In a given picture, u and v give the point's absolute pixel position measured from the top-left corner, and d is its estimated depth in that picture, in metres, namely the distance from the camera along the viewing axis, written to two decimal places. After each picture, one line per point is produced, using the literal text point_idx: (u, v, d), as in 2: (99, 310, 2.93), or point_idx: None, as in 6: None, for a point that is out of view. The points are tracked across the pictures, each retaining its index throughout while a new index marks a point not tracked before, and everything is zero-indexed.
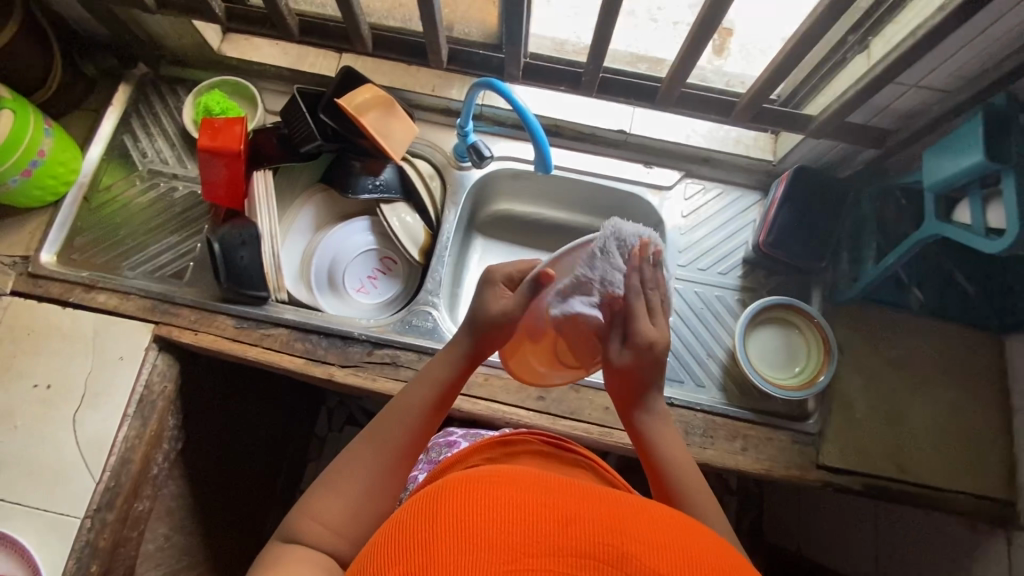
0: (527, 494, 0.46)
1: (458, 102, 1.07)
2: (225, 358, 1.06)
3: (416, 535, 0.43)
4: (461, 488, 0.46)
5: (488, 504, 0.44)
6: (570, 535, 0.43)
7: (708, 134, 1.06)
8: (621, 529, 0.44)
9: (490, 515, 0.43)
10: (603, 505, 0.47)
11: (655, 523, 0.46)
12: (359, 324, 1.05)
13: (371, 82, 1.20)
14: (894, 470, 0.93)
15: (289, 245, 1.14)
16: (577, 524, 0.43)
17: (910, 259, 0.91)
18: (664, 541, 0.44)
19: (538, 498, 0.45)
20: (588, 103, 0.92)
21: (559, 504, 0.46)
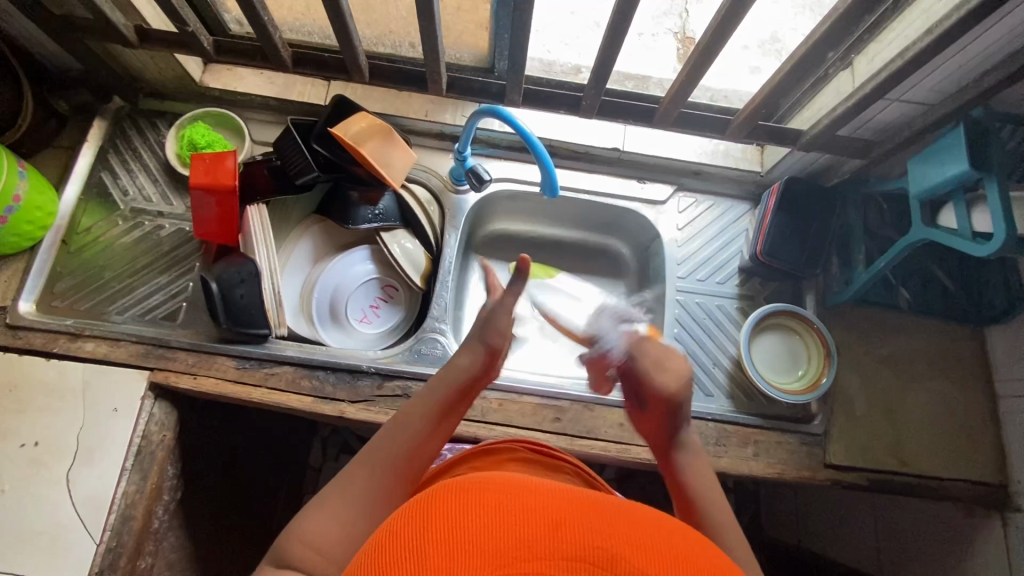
0: (510, 495, 0.42)
1: (332, 111, 0.95)
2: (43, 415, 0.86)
3: (412, 537, 0.39)
4: (454, 498, 0.42)
5: (480, 510, 0.40)
6: (564, 538, 0.38)
7: (579, 134, 1.07)
8: (626, 534, 0.40)
9: (461, 515, 0.40)
10: (601, 509, 0.43)
11: (612, 504, 0.44)
12: (250, 366, 0.91)
13: (220, 92, 1.04)
14: (842, 443, 0.95)
15: (147, 282, 0.97)
16: (528, 510, 0.40)
17: (789, 239, 0.99)
18: (645, 524, 0.43)
19: (486, 496, 0.42)
20: (492, 109, 0.85)
21: (561, 499, 0.43)
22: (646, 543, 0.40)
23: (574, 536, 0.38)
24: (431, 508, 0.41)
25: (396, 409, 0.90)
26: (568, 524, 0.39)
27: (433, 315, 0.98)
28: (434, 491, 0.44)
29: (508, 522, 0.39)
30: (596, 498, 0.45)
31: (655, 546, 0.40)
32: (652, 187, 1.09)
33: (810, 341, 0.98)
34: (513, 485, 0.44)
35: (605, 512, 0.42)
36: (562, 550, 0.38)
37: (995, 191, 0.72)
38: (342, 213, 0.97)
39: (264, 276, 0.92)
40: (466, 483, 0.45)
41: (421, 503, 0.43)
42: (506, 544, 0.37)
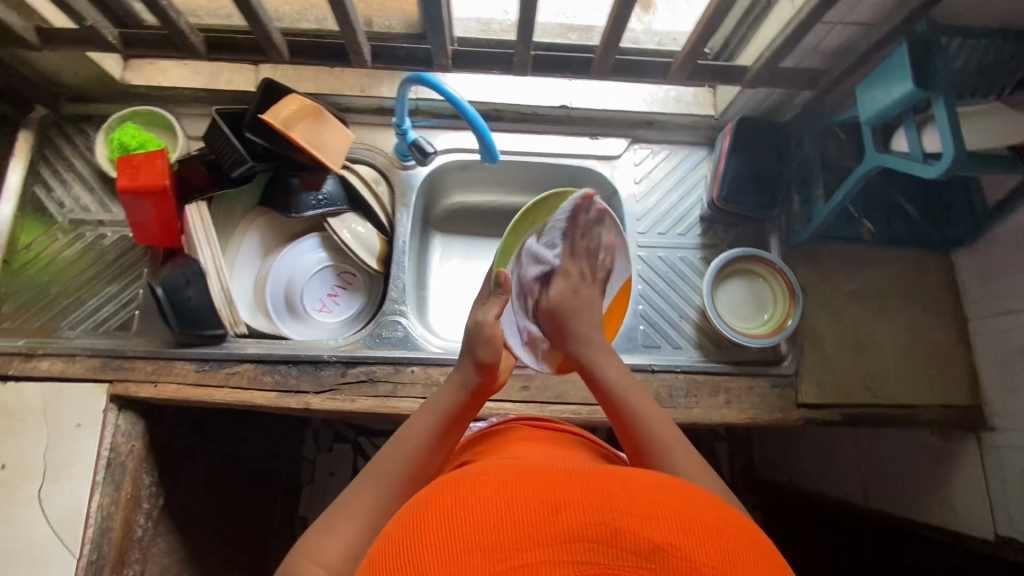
0: (505, 486, 0.42)
1: (259, 96, 0.91)
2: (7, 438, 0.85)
3: (413, 544, 0.39)
4: (449, 499, 0.42)
5: (477, 506, 0.40)
6: (563, 521, 0.39)
7: (525, 94, 1.03)
8: (623, 503, 0.41)
9: (459, 514, 0.40)
10: (596, 481, 0.43)
11: (607, 474, 0.45)
12: (210, 367, 0.90)
13: (145, 88, 0.99)
14: (813, 382, 0.95)
15: (95, 294, 0.95)
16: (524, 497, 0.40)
17: (747, 182, 0.96)
18: (640, 486, 0.43)
19: (482, 490, 0.42)
20: (417, 78, 0.81)
21: (557, 478, 0.43)
22: (647, 508, 0.40)
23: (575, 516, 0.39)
24: (427, 512, 0.41)
25: (361, 395, 0.89)
26: (566, 505, 0.40)
27: (391, 297, 0.96)
28: (430, 493, 0.44)
29: (507, 513, 0.39)
30: (586, 470, 0.45)
31: (654, 510, 0.40)
32: (606, 142, 1.05)
33: (775, 283, 0.96)
34: (509, 473, 0.44)
35: (601, 484, 0.42)
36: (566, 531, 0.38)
37: (942, 109, 0.69)
38: (283, 202, 0.94)
39: (211, 276, 0.89)
40: (459, 481, 0.44)
41: (417, 509, 0.42)
42: (509, 536, 0.38)
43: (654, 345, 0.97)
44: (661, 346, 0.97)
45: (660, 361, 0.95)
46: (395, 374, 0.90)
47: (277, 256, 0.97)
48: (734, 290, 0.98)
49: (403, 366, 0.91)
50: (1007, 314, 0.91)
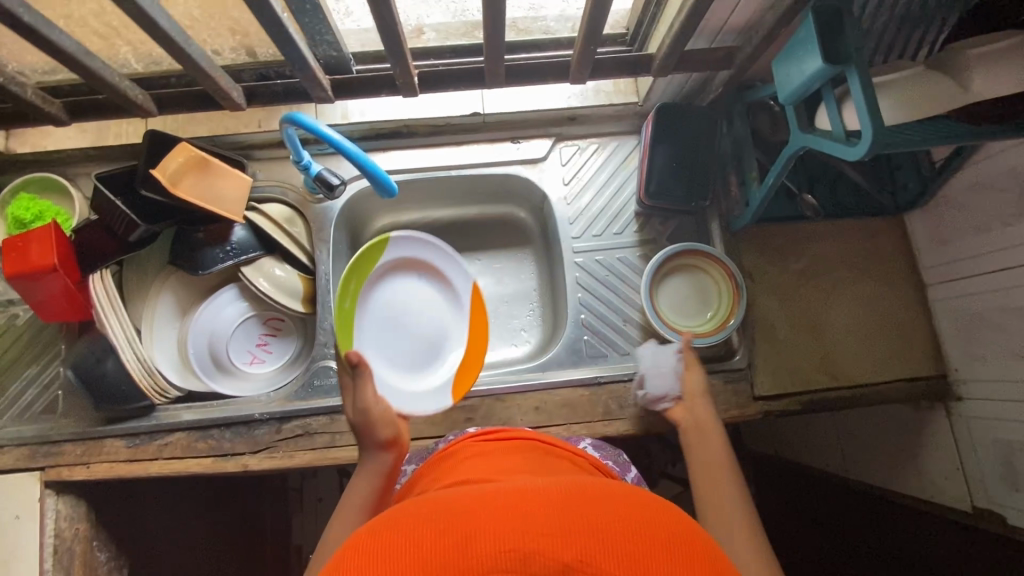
0: (418, 527, 0.40)
1: (147, 151, 0.85)
2: None
3: None
4: (362, 550, 0.39)
5: (388, 555, 0.38)
6: (471, 555, 0.36)
7: (434, 105, 0.96)
8: (534, 519, 0.38)
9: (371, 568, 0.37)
10: (511, 502, 0.41)
11: (525, 491, 0.43)
12: (141, 441, 0.87)
13: (32, 155, 0.94)
14: (768, 373, 0.91)
15: (16, 377, 0.90)
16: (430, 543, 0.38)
17: (676, 172, 0.91)
18: (555, 498, 0.41)
19: (395, 534, 0.40)
20: (290, 117, 0.75)
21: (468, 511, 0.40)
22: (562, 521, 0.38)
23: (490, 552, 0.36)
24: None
25: (299, 450, 0.86)
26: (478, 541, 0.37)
27: (320, 342, 0.92)
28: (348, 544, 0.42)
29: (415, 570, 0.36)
30: (503, 492, 0.43)
31: (570, 521, 0.39)
32: (529, 145, 0.99)
33: (717, 276, 0.91)
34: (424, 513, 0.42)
35: (515, 506, 0.40)
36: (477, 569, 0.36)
37: (857, 82, 0.63)
38: (190, 260, 0.89)
39: (125, 348, 0.85)
40: (377, 528, 0.42)
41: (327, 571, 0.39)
42: None
43: (600, 356, 0.93)
44: (607, 355, 0.93)
45: (607, 372, 0.91)
46: (331, 424, 0.87)
47: (194, 315, 0.92)
48: (680, 289, 0.94)
49: (338, 414, 0.88)
50: (964, 279, 0.86)
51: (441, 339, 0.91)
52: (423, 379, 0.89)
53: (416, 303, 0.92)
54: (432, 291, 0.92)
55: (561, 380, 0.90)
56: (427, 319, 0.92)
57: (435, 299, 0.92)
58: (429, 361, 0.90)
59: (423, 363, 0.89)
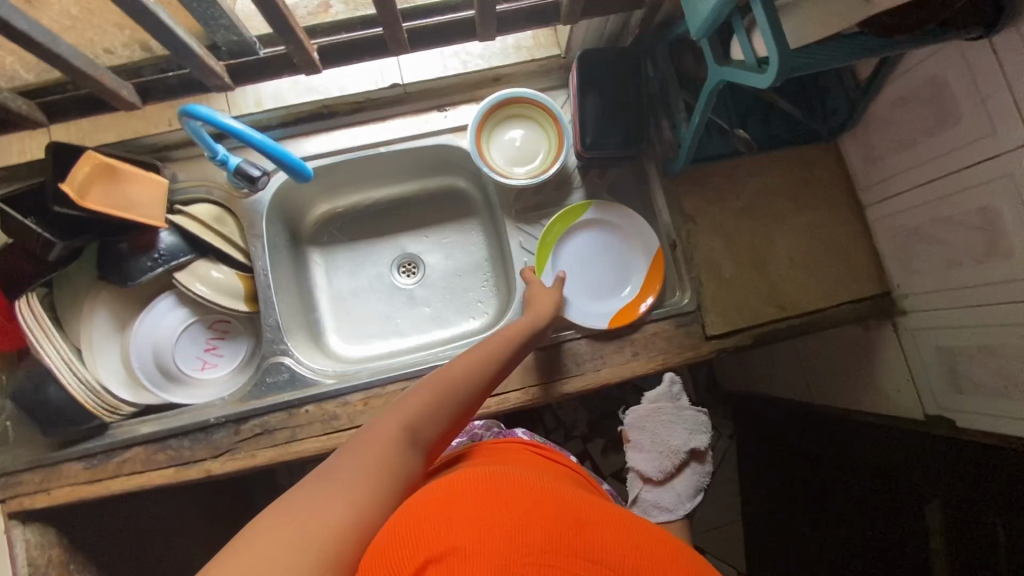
0: (520, 495, 0.48)
1: (53, 164, 0.82)
2: None
3: (442, 519, 0.45)
4: (478, 494, 0.48)
5: (501, 509, 0.46)
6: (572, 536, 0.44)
7: (348, 82, 0.93)
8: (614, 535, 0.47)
9: (488, 508, 0.46)
10: (593, 512, 0.49)
11: (597, 508, 0.51)
12: (99, 461, 0.86)
13: None
14: (718, 311, 0.91)
15: None
16: (540, 519, 0.46)
17: (604, 120, 0.89)
18: (626, 524, 0.49)
19: (502, 496, 0.48)
20: (187, 110, 0.71)
21: (519, 497, 0.48)
22: (602, 529, 0.47)
23: (548, 532, 0.44)
24: (398, 532, 0.45)
25: (261, 448, 0.86)
26: (537, 520, 0.45)
27: (268, 338, 0.92)
28: (455, 484, 0.49)
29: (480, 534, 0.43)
30: (581, 503, 0.51)
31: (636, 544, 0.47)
32: (457, 112, 0.96)
33: (547, 127, 0.93)
34: (528, 497, 0.49)
35: (572, 514, 0.48)
36: (533, 545, 0.43)
37: (759, 7, 0.61)
38: (118, 273, 0.86)
39: (63, 373, 0.83)
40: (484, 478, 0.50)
41: (445, 494, 0.48)
42: (525, 540, 0.43)
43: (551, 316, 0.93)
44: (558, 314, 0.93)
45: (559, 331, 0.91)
46: (290, 418, 0.87)
47: (132, 330, 0.90)
48: (516, 141, 0.93)
49: (295, 407, 0.87)
50: (896, 195, 0.87)
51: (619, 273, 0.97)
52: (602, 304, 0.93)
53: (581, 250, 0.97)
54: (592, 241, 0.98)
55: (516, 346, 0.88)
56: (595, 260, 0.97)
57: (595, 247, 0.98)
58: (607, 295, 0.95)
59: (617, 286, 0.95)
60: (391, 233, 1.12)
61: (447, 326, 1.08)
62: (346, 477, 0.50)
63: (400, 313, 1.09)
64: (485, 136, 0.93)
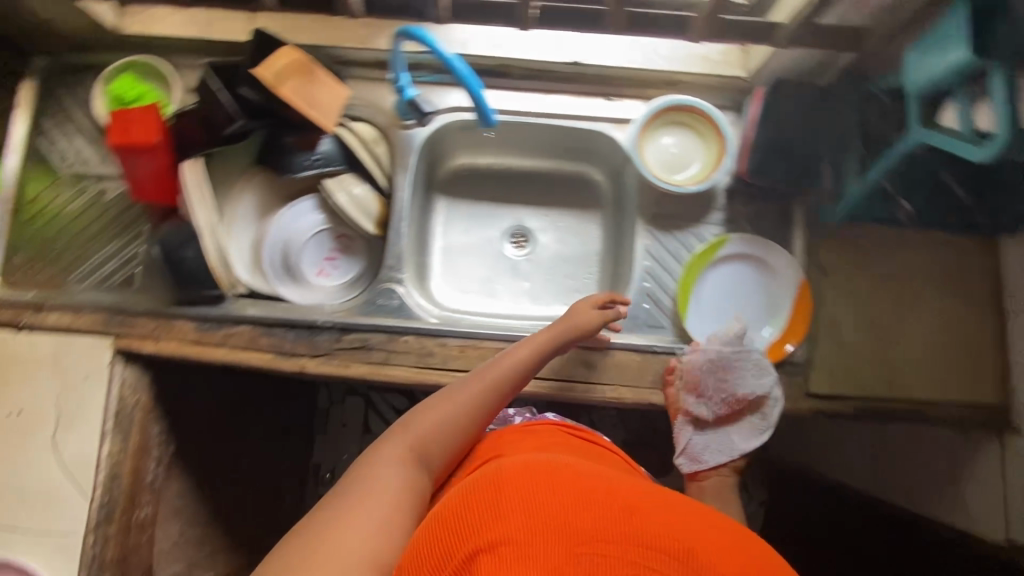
0: (574, 486, 0.51)
1: (256, 50, 0.87)
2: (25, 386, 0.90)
3: (499, 507, 0.48)
4: (531, 484, 0.50)
5: (555, 499, 0.48)
6: (632, 525, 0.47)
7: (534, 47, 0.95)
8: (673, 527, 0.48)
9: (543, 498, 0.48)
10: (648, 505, 0.51)
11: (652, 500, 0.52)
12: (209, 327, 0.91)
13: (142, 37, 0.96)
14: (825, 371, 0.89)
15: (99, 249, 0.95)
16: (598, 509, 0.48)
17: (779, 152, 0.86)
18: (681, 517, 0.51)
19: (557, 486, 0.50)
20: (408, 31, 0.74)
21: (565, 485, 0.51)
22: (649, 514, 0.49)
23: (598, 518, 0.47)
24: (455, 522, 0.48)
25: (355, 361, 0.89)
26: (585, 507, 0.48)
27: (388, 264, 0.95)
28: (509, 476, 0.52)
29: (529, 522, 0.46)
30: (635, 495, 0.53)
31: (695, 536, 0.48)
32: (622, 104, 0.96)
33: (710, 144, 0.93)
34: (581, 489, 0.50)
35: (624, 505, 0.50)
36: (582, 529, 0.45)
37: (1000, 79, 0.61)
38: (278, 161, 0.92)
39: (206, 236, 0.89)
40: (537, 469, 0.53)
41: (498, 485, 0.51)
42: (583, 529, 0.45)
43: (659, 326, 0.92)
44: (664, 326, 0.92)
45: (664, 343, 0.90)
46: (389, 342, 0.90)
47: (274, 220, 0.97)
48: (676, 149, 0.93)
49: (396, 334, 0.90)
50: None
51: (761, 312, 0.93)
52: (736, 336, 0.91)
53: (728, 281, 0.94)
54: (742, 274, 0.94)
55: (621, 342, 0.88)
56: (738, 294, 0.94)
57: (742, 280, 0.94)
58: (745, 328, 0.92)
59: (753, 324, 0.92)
60: (514, 203, 1.13)
61: (540, 305, 1.09)
62: (369, 500, 0.56)
63: (500, 280, 1.11)
64: (647, 135, 0.93)
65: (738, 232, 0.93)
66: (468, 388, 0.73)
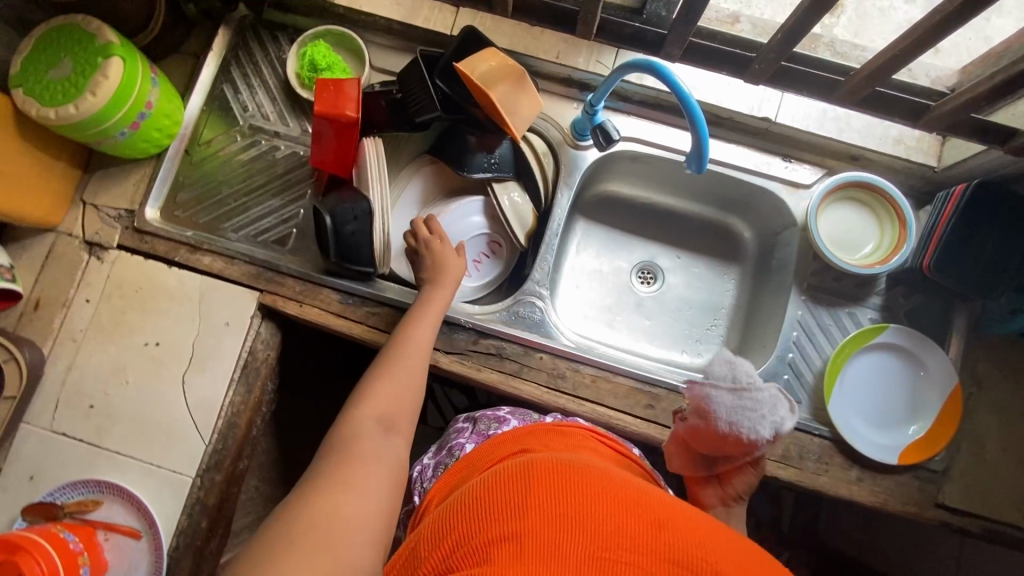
0: (604, 487, 0.47)
1: (461, 45, 0.88)
2: (169, 319, 0.92)
3: (515, 494, 0.46)
4: (556, 478, 0.47)
5: (581, 498, 0.45)
6: (661, 540, 0.43)
7: (726, 96, 0.93)
8: (713, 548, 0.44)
9: (569, 492, 0.45)
10: (685, 520, 0.46)
11: (685, 512, 0.48)
12: (354, 302, 0.92)
13: (344, 9, 0.98)
14: (961, 484, 0.86)
15: (260, 203, 0.97)
16: (620, 513, 0.44)
17: (963, 254, 0.84)
18: (720, 537, 0.46)
19: (586, 485, 0.47)
20: (651, 65, 0.74)
21: (589, 485, 0.47)
22: (673, 523, 0.45)
23: (624, 524, 0.43)
24: (470, 509, 0.47)
25: (488, 367, 0.89)
26: (610, 509, 0.44)
27: (534, 278, 0.94)
28: (536, 464, 0.50)
29: (558, 513, 0.43)
30: (672, 508, 0.48)
31: (732, 559, 0.43)
32: (800, 168, 0.93)
33: (888, 229, 0.90)
34: (605, 488, 0.47)
35: (652, 511, 0.46)
36: (598, 534, 0.42)
37: None
38: (456, 157, 0.93)
39: (376, 216, 0.89)
40: (563, 464, 0.50)
41: (522, 472, 0.49)
42: (605, 534, 0.42)
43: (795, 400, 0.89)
44: (801, 401, 0.89)
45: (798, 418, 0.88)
46: (525, 356, 0.90)
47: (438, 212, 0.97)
48: (848, 225, 0.92)
49: (534, 349, 0.90)
50: None
51: (909, 408, 0.89)
52: (881, 433, 0.88)
53: (880, 373, 0.89)
54: (897, 367, 0.89)
55: None
56: (890, 388, 0.89)
57: (896, 373, 0.89)
58: (889, 422, 0.89)
59: (898, 420, 0.88)
60: (648, 240, 1.11)
61: (658, 346, 1.06)
62: (364, 482, 0.57)
63: (622, 312, 1.07)
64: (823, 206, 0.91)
65: (896, 322, 0.90)
66: (405, 356, 0.73)
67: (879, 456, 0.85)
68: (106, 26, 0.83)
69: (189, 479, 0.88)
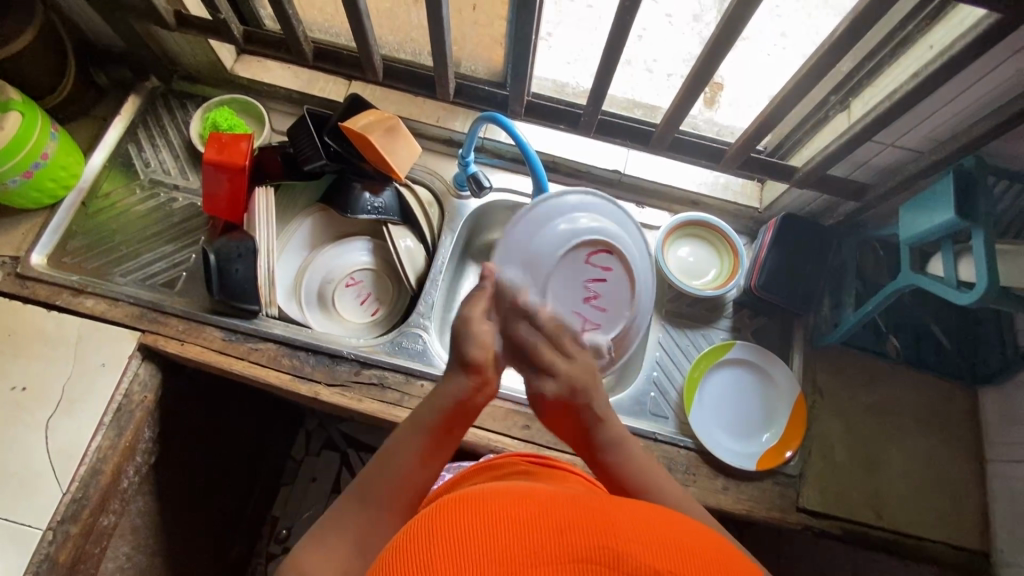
0: (496, 498, 0.39)
1: (346, 107, 0.98)
2: (42, 362, 0.90)
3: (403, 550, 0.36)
4: (442, 508, 0.38)
5: (470, 521, 0.36)
6: (569, 538, 0.35)
7: (584, 151, 1.08)
8: (624, 528, 0.37)
9: (463, 520, 0.36)
10: (591, 509, 0.38)
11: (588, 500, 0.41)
12: (236, 339, 0.94)
13: (248, 81, 1.09)
14: (816, 487, 0.92)
15: (153, 249, 1.01)
16: (515, 519, 0.36)
17: (785, 275, 0.97)
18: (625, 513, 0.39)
19: (477, 500, 0.39)
20: (493, 116, 0.87)
21: (479, 501, 0.38)
22: (576, 515, 0.37)
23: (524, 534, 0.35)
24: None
25: (369, 397, 0.91)
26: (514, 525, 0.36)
27: (418, 311, 1.00)
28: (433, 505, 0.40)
29: (450, 542, 0.35)
30: (584, 502, 0.40)
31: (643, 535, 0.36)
32: (651, 212, 1.08)
33: (726, 260, 1.04)
34: (492, 501, 0.39)
35: (557, 511, 0.38)
36: (493, 561, 0.33)
37: (980, 242, 0.70)
38: (342, 201, 1.01)
39: (261, 255, 0.95)
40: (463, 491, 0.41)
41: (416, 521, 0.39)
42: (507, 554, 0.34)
43: (661, 416, 0.96)
44: (667, 417, 0.96)
45: (663, 431, 0.94)
46: (405, 384, 0.93)
47: (325, 251, 1.07)
48: (691, 257, 1.04)
49: (414, 378, 0.94)
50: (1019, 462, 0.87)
51: (759, 415, 0.97)
52: (737, 442, 0.94)
53: (731, 388, 0.98)
54: (749, 379, 0.98)
55: None
56: (740, 399, 0.98)
57: (749, 386, 0.98)
58: (745, 431, 0.96)
59: (751, 430, 0.95)
60: None
61: None
62: None
63: None
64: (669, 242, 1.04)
65: (742, 340, 1.01)
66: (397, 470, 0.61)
67: (739, 463, 0.91)
68: (8, 86, 0.89)
69: (39, 533, 0.83)
